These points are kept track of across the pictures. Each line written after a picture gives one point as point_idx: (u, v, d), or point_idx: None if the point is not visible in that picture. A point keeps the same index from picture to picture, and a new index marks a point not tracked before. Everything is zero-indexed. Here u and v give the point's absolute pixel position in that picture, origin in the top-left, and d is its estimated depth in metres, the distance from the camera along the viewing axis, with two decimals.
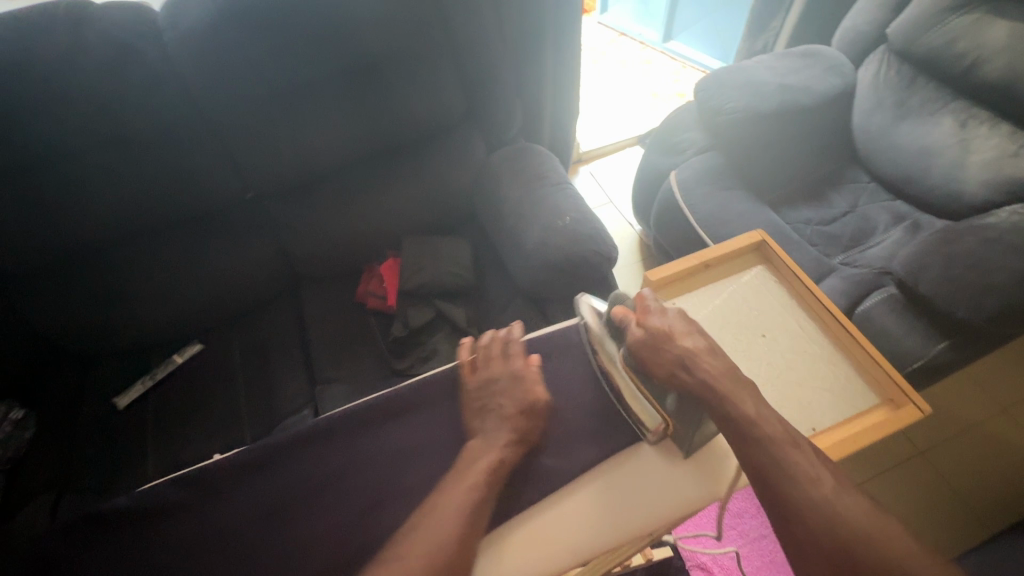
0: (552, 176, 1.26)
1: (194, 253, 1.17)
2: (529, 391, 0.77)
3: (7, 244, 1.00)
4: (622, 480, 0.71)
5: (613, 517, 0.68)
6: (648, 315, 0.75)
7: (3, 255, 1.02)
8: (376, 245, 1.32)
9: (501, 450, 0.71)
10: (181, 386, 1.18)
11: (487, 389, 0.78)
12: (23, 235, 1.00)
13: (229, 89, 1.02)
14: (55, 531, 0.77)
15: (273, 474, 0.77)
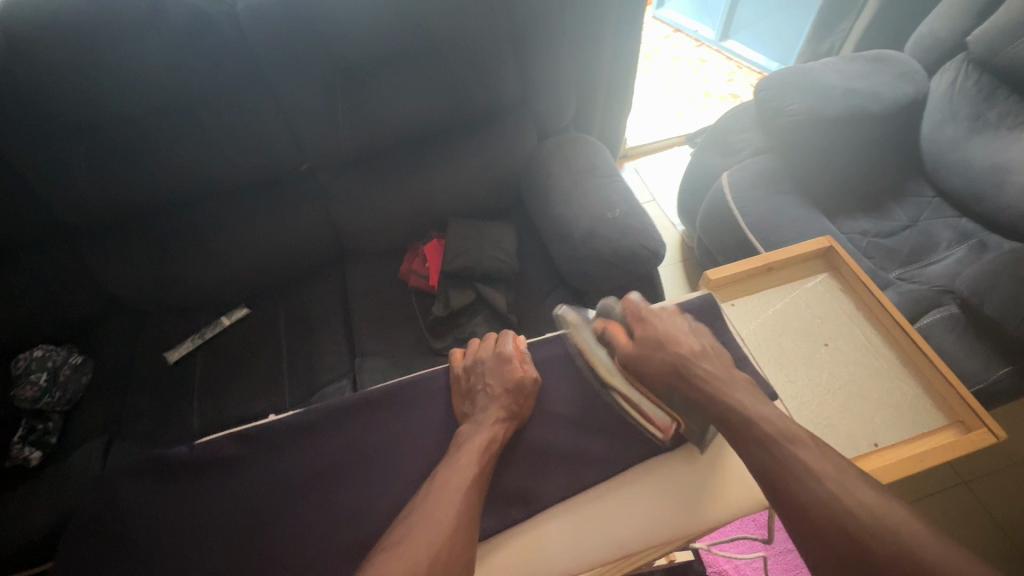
0: (602, 168, 1.25)
1: (248, 220, 1.20)
2: (516, 371, 0.79)
3: (78, 199, 1.05)
4: (641, 489, 0.72)
5: (630, 526, 0.68)
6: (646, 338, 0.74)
7: (73, 209, 1.06)
8: (422, 226, 1.33)
9: (492, 429, 0.74)
10: (229, 348, 1.22)
11: (500, 372, 0.79)
12: (94, 192, 1.05)
13: (297, 61, 1.03)
14: (120, 471, 0.80)
15: (324, 439, 0.79)
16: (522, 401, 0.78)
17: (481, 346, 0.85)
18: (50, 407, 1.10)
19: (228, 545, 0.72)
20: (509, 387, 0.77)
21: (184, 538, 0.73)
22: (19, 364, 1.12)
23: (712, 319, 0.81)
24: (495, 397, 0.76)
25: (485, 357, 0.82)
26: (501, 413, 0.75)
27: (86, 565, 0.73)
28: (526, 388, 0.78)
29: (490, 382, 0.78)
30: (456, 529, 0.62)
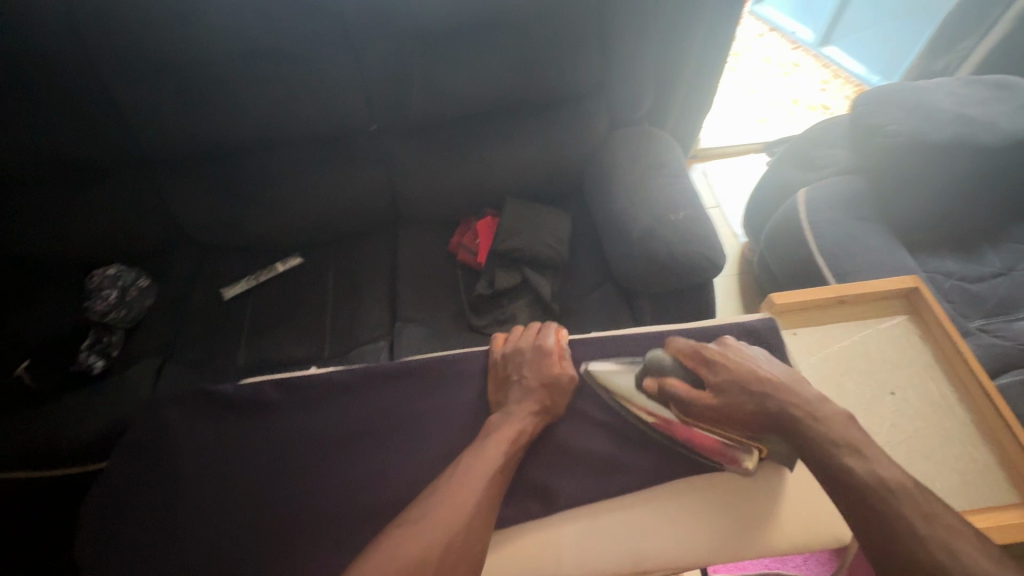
0: (672, 167, 1.20)
1: (314, 173, 1.23)
2: (553, 366, 0.78)
3: (163, 133, 1.10)
4: (727, 505, 0.70)
5: (705, 546, 0.68)
6: (703, 368, 0.71)
7: (158, 142, 1.12)
8: (477, 200, 1.33)
9: (524, 422, 0.73)
10: (280, 294, 1.27)
11: (538, 366, 0.78)
12: (178, 128, 1.10)
13: (380, 21, 1.03)
14: (172, 397, 0.85)
15: (362, 400, 0.81)
16: (557, 398, 0.77)
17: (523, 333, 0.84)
18: (116, 322, 1.18)
19: (261, 486, 0.75)
20: (546, 382, 0.77)
21: (220, 472, 0.77)
22: (93, 279, 1.20)
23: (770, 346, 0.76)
24: (533, 392, 0.76)
25: (525, 346, 0.81)
26: (535, 407, 0.75)
27: (134, 479, 0.78)
28: (563, 386, 0.77)
29: (527, 374, 0.78)
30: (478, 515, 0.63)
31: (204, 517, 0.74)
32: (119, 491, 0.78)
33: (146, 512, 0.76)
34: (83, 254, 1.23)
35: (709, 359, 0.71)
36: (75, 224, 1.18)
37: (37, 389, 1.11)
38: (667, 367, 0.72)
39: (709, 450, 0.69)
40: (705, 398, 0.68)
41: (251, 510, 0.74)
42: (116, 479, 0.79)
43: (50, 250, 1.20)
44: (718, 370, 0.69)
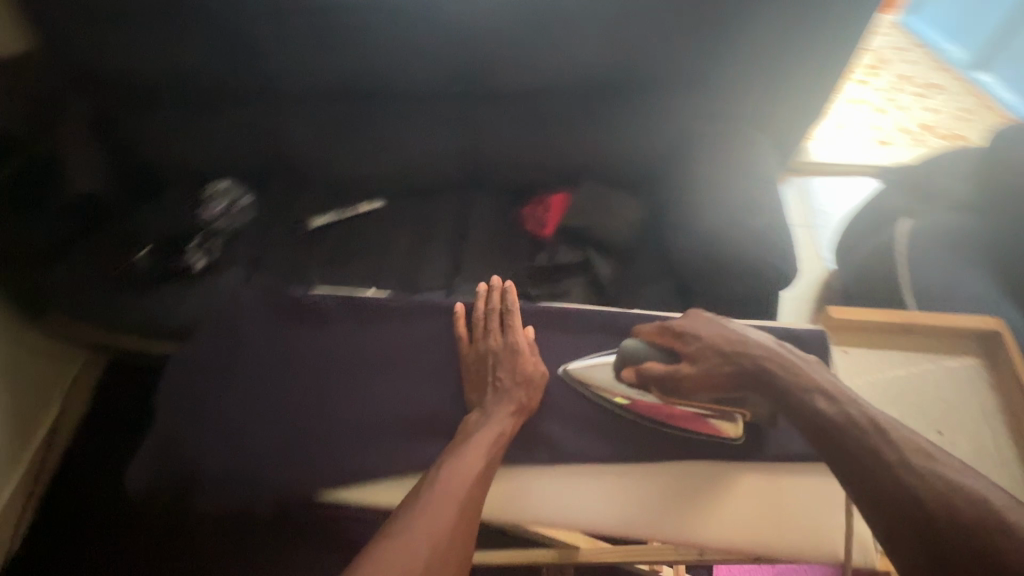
0: (762, 170, 1.15)
1: (410, 124, 1.33)
2: (524, 365, 0.78)
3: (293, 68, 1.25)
4: (734, 492, 0.71)
5: (707, 526, 0.68)
6: (680, 340, 0.75)
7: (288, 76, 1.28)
8: (555, 176, 1.35)
9: (503, 422, 0.73)
10: (357, 231, 1.37)
11: (511, 365, 0.78)
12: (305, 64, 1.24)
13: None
14: (249, 290, 0.93)
15: (412, 328, 0.87)
16: (533, 395, 0.77)
17: (488, 329, 0.83)
18: (221, 231, 1.33)
19: (309, 380, 0.83)
20: (521, 380, 0.77)
21: (277, 361, 0.85)
22: (208, 190, 1.37)
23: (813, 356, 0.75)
24: (512, 391, 0.76)
25: (495, 343, 0.81)
26: (518, 400, 0.75)
27: (203, 352, 0.87)
28: (539, 379, 0.78)
29: (504, 374, 0.78)
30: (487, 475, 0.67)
31: (257, 396, 0.82)
32: (189, 358, 0.87)
33: (212, 383, 0.84)
34: (207, 164, 1.42)
35: (680, 331, 0.75)
36: (207, 135, 1.38)
37: (149, 274, 1.27)
38: (643, 352, 0.75)
39: (703, 424, 0.73)
40: (683, 368, 0.72)
41: (300, 400, 0.81)
42: (190, 351, 0.87)
43: (183, 157, 1.40)
44: (691, 342, 0.74)
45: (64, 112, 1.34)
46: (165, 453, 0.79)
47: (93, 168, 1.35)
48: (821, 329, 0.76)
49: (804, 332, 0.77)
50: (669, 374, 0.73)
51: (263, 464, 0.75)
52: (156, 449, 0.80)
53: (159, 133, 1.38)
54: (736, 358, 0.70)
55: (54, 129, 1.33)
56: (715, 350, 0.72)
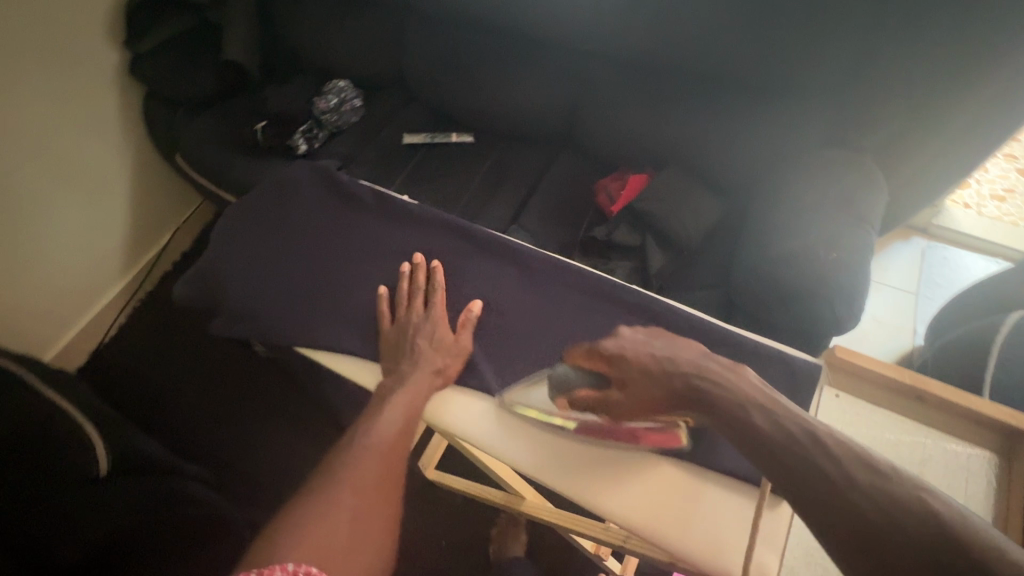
0: (862, 205, 1.05)
1: (519, 68, 1.36)
2: (442, 338, 0.81)
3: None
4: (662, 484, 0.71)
5: (623, 502, 0.70)
6: (610, 367, 0.69)
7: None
8: (641, 158, 1.31)
9: (428, 375, 0.78)
10: (442, 157, 1.43)
11: (431, 338, 0.81)
12: None
13: None
14: (313, 163, 1.01)
15: (441, 242, 0.92)
16: (455, 361, 0.81)
17: (408, 306, 0.84)
18: (326, 123, 1.46)
19: (331, 260, 0.90)
20: (441, 351, 0.80)
21: (310, 233, 0.93)
22: (328, 86, 1.50)
23: (795, 390, 0.76)
24: (429, 360, 0.79)
25: (416, 318, 0.82)
26: (437, 366, 0.79)
27: (261, 204, 0.96)
28: (458, 350, 0.81)
29: (422, 346, 0.80)
30: (406, 428, 0.72)
31: (291, 256, 0.91)
32: (250, 206, 0.97)
33: (253, 236, 0.93)
34: (330, 62, 1.54)
35: (604, 356, 0.70)
36: (338, 34, 1.49)
37: (260, 145, 1.42)
38: (573, 380, 0.72)
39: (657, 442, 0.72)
40: (616, 395, 0.68)
41: (327, 272, 0.89)
42: (247, 203, 0.97)
43: (314, 51, 1.54)
44: (621, 369, 0.68)
45: None
46: (208, 276, 0.90)
47: (245, 40, 1.48)
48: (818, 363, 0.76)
49: (798, 362, 0.77)
50: (611, 406, 0.68)
51: (282, 316, 0.85)
52: (203, 270, 0.91)
53: (300, 24, 1.52)
54: (664, 377, 0.65)
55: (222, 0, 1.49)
56: (644, 383, 0.66)
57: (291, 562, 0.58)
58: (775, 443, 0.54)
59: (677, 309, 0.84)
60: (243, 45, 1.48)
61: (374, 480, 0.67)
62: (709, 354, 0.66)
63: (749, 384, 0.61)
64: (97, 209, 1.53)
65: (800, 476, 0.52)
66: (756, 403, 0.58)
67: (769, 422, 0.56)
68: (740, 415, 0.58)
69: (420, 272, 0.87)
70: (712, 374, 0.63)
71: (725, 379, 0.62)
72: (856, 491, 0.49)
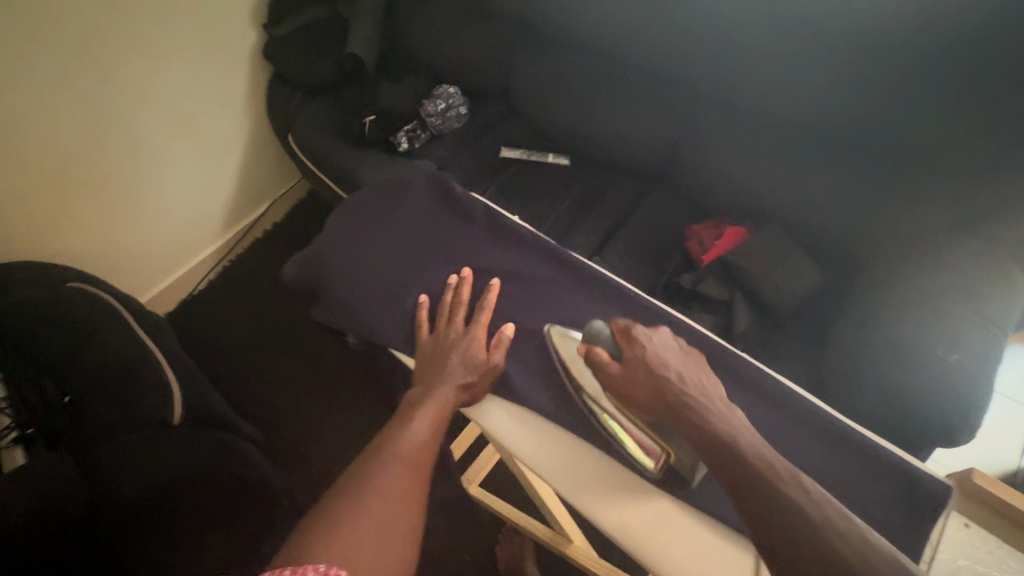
0: (996, 307, 0.94)
1: (628, 100, 1.33)
2: (476, 354, 0.81)
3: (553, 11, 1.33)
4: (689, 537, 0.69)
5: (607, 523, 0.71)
6: (632, 344, 0.73)
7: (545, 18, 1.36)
8: (742, 208, 1.25)
9: (453, 389, 0.77)
10: (536, 175, 1.43)
11: (465, 352, 0.81)
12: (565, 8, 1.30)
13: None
14: (427, 170, 1.04)
15: (538, 269, 0.91)
16: (484, 380, 0.79)
17: (449, 320, 0.85)
18: (431, 126, 1.51)
19: (427, 263, 0.93)
20: (472, 366, 0.80)
21: (411, 236, 0.96)
22: (438, 90, 1.55)
23: (910, 505, 0.69)
24: (456, 375, 0.79)
25: (455, 333, 0.83)
26: (465, 382, 0.78)
27: (372, 201, 1.00)
28: (487, 370, 0.80)
29: (455, 361, 0.80)
30: (431, 435, 0.74)
31: (390, 255, 0.93)
32: (361, 200, 1.01)
33: (361, 226, 0.97)
34: (443, 66, 1.58)
35: (632, 336, 0.74)
36: (455, 42, 1.53)
37: (367, 138, 1.47)
38: (600, 338, 0.75)
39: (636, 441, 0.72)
40: (618, 369, 0.71)
41: (422, 278, 0.91)
42: (364, 196, 1.02)
43: (430, 53, 1.58)
44: (639, 353, 0.72)
45: None
46: (312, 260, 0.95)
47: (370, 35, 1.55)
48: (948, 489, 0.68)
49: (915, 476, 0.70)
50: (608, 376, 0.71)
51: (370, 313, 0.88)
52: (308, 255, 0.97)
53: (422, 27, 1.57)
54: (667, 385, 0.69)
55: None
56: (648, 377, 0.70)
57: (323, 563, 0.59)
58: (763, 477, 0.59)
59: (787, 387, 0.78)
60: (367, 38, 1.54)
61: (399, 484, 0.69)
62: (720, 392, 0.71)
63: (743, 425, 0.66)
64: (213, 172, 1.65)
65: (777, 514, 0.57)
66: (749, 441, 0.63)
67: (758, 456, 0.61)
68: (736, 448, 0.62)
69: (466, 286, 0.88)
70: (714, 411, 0.67)
71: (720, 413, 0.66)
72: (835, 535, 0.54)
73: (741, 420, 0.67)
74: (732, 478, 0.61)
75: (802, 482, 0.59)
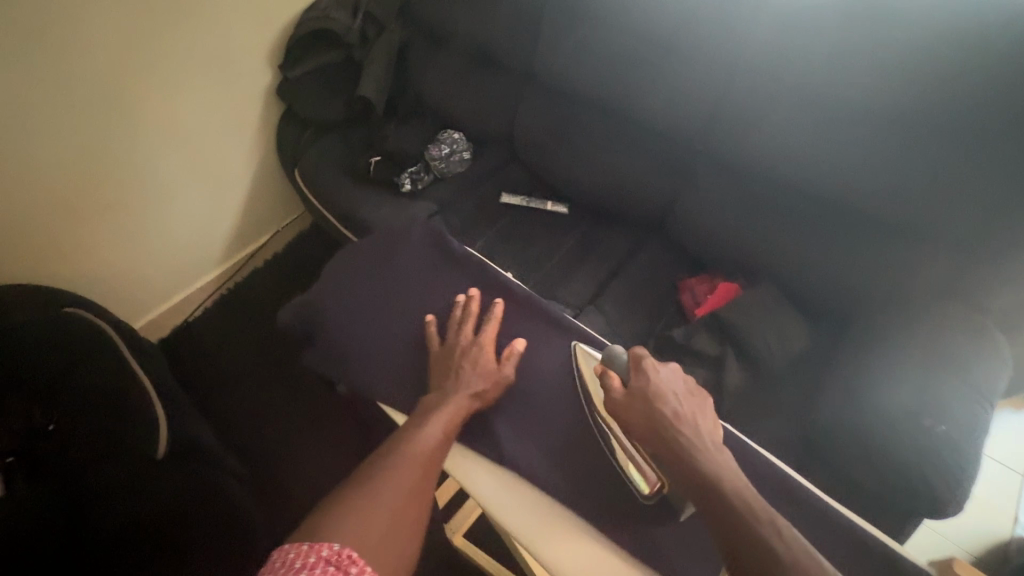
0: (982, 380, 0.95)
1: (625, 154, 1.38)
2: (488, 365, 0.85)
3: (557, 69, 1.39)
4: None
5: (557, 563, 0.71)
6: (641, 373, 0.77)
7: (548, 74, 1.42)
8: (736, 265, 1.28)
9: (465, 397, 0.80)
10: (534, 221, 1.46)
11: (478, 362, 0.84)
12: (567, 68, 1.37)
13: (767, 67, 1.12)
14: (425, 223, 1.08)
15: (527, 325, 0.93)
16: (494, 389, 0.83)
17: (459, 329, 0.89)
18: (434, 169, 1.55)
19: (421, 308, 0.95)
20: (485, 378, 0.83)
21: (405, 287, 0.98)
22: (443, 136, 1.60)
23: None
24: (470, 383, 0.82)
25: (464, 342, 0.87)
26: (477, 391, 0.81)
27: (371, 251, 1.03)
28: (500, 378, 0.84)
29: (467, 369, 0.83)
30: (444, 439, 0.75)
31: (385, 305, 0.95)
32: (361, 250, 1.04)
33: (356, 275, 0.99)
34: (449, 113, 1.63)
35: (642, 370, 0.77)
36: (462, 92, 1.59)
37: (370, 177, 1.53)
38: (612, 367, 0.80)
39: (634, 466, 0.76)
40: (621, 393, 0.76)
41: (413, 328, 0.93)
42: (362, 247, 1.05)
43: (437, 99, 1.64)
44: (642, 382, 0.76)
45: (382, 31, 1.64)
46: (306, 306, 0.97)
47: (380, 79, 1.61)
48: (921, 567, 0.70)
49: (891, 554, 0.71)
50: (611, 398, 0.76)
51: (360, 363, 0.89)
52: (303, 301, 0.98)
53: (431, 74, 1.63)
54: (658, 421, 0.72)
55: (369, 43, 1.63)
56: (645, 409, 0.73)
57: (336, 543, 0.60)
58: (736, 512, 0.62)
59: (757, 451, 0.81)
60: (376, 83, 1.60)
61: (413, 482, 0.70)
62: (715, 435, 0.73)
63: (727, 465, 0.68)
64: (220, 202, 1.69)
65: (752, 549, 0.59)
66: (734, 485, 0.65)
67: (735, 492, 0.64)
68: (714, 482, 0.65)
69: (474, 302, 0.92)
70: (698, 444, 0.70)
71: (710, 454, 0.69)
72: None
73: (734, 466, 0.69)
74: (713, 509, 0.63)
75: (778, 524, 0.61)
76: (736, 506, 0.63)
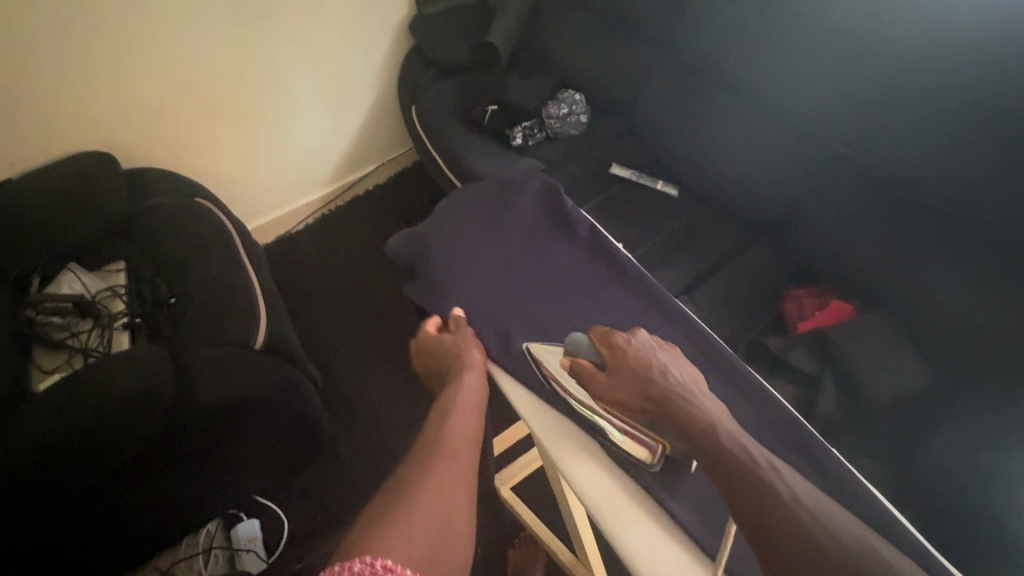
0: None
1: (752, 145, 1.28)
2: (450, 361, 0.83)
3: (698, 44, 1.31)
4: (657, 541, 0.71)
5: (606, 508, 0.72)
6: (614, 349, 0.77)
7: (688, 49, 1.34)
8: (855, 285, 1.17)
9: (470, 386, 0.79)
10: (641, 198, 1.41)
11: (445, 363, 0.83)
12: (711, 45, 1.29)
13: (938, 67, 0.98)
14: (543, 177, 1.06)
15: (633, 299, 0.93)
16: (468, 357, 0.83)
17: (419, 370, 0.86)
18: (548, 128, 1.52)
19: (527, 261, 0.96)
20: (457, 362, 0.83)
21: (513, 239, 0.99)
22: (563, 95, 1.55)
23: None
24: (464, 367, 0.82)
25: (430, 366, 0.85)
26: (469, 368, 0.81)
27: (485, 197, 1.05)
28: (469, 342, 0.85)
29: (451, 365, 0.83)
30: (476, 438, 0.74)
31: (492, 252, 0.97)
32: (474, 195, 1.05)
33: (468, 219, 1.01)
34: (574, 74, 1.59)
35: (614, 344, 0.78)
36: (591, 54, 1.54)
37: (484, 125, 1.52)
38: (582, 350, 0.79)
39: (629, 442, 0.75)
40: (602, 377, 0.75)
41: (520, 281, 0.94)
42: (475, 191, 1.06)
43: (563, 58, 1.60)
44: (621, 355, 0.76)
45: None
46: (415, 238, 0.99)
47: (511, 28, 1.59)
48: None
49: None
50: (593, 384, 0.75)
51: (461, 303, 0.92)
52: (413, 232, 1.01)
53: (563, 30, 1.59)
54: (648, 379, 0.73)
55: None
56: (631, 381, 0.74)
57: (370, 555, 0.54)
58: (736, 456, 0.63)
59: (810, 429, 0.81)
60: (507, 32, 1.59)
61: (453, 481, 0.67)
62: (699, 382, 0.76)
63: (717, 410, 0.71)
64: (337, 124, 1.76)
65: (745, 485, 0.61)
66: (727, 430, 0.67)
67: (731, 436, 0.65)
68: (710, 429, 0.66)
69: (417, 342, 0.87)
70: (690, 395, 0.72)
71: (701, 402, 0.71)
72: (802, 508, 0.59)
73: (722, 412, 0.72)
74: (709, 457, 0.65)
75: (776, 466, 0.63)
76: (727, 449, 0.64)
